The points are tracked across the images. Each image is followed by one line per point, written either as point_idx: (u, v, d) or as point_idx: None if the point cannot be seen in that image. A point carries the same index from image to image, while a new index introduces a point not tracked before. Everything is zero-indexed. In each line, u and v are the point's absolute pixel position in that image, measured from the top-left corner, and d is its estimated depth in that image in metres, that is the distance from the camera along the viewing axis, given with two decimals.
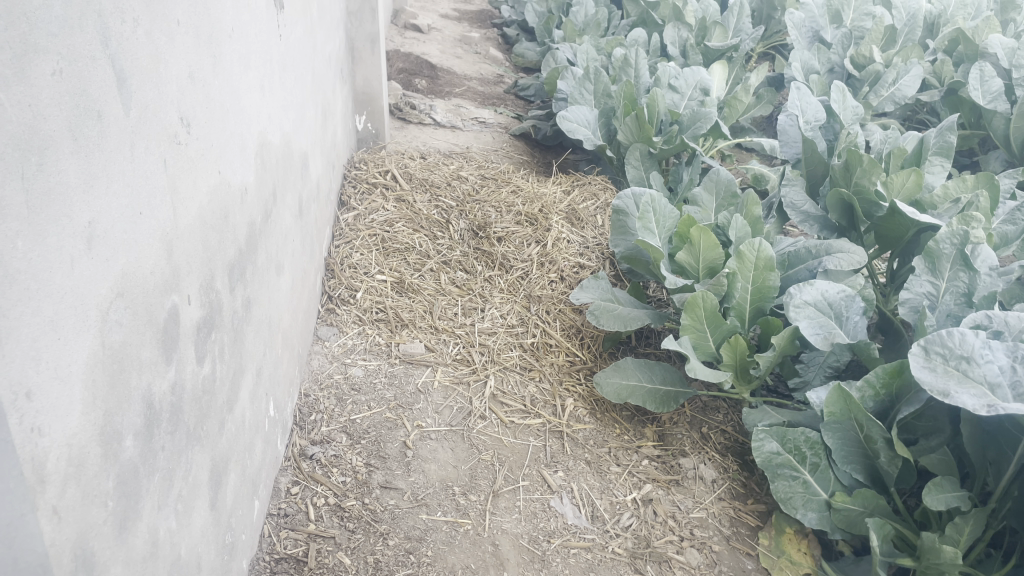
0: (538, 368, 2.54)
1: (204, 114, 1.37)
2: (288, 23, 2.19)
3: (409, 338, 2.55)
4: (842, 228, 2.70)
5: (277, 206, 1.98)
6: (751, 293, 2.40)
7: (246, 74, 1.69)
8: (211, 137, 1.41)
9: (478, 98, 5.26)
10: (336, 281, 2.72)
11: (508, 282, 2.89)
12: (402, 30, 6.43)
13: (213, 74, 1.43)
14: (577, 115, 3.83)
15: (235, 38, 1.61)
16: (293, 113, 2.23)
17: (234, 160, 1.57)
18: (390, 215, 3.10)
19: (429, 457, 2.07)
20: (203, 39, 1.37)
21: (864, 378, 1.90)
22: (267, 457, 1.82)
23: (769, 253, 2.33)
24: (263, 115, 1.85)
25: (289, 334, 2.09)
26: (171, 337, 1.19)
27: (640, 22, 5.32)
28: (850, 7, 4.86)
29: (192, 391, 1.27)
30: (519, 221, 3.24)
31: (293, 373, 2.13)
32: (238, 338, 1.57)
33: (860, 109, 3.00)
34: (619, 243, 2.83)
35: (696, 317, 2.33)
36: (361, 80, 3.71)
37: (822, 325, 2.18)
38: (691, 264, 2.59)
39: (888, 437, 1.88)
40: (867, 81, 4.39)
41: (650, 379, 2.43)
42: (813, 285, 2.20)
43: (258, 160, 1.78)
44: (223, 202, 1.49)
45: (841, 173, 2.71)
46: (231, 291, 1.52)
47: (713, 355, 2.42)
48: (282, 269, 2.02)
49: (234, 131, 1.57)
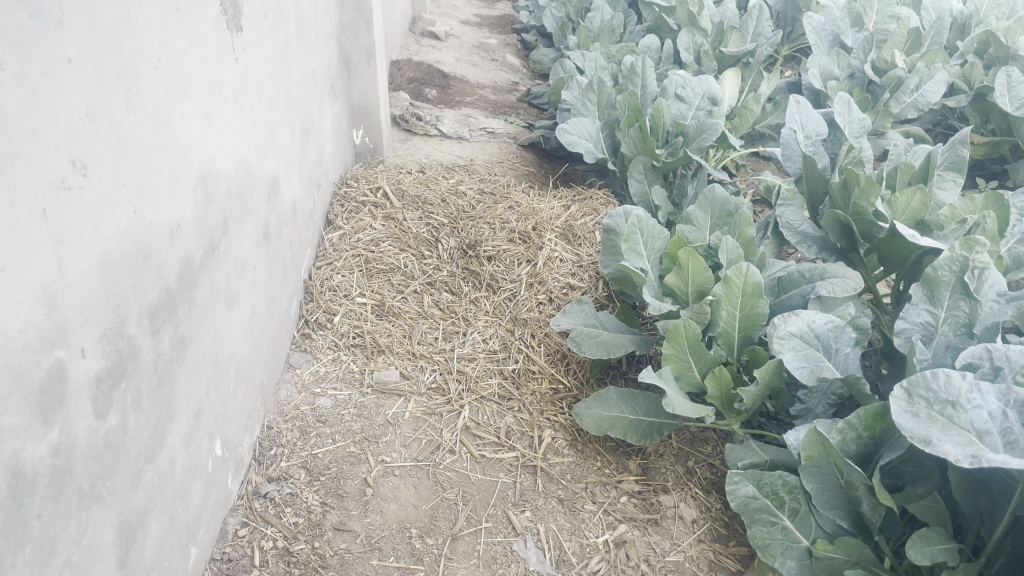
0: (517, 397, 2.44)
1: (111, 153, 1.30)
2: (251, 45, 2.12)
3: (385, 364, 2.47)
4: (841, 249, 2.58)
5: (230, 237, 1.91)
6: (739, 320, 2.27)
7: (183, 105, 1.62)
8: (123, 176, 1.34)
9: (489, 107, 5.17)
10: (314, 304, 2.66)
11: (494, 304, 2.79)
12: (419, 38, 6.37)
13: (128, 109, 1.37)
14: (578, 127, 3.71)
15: (165, 67, 1.54)
16: (257, 137, 2.16)
17: (161, 196, 1.51)
18: (376, 234, 3.03)
19: (390, 496, 2.01)
20: (111, 74, 1.30)
21: (846, 419, 1.77)
22: (210, 499, 1.76)
23: (757, 279, 2.20)
24: (209, 144, 1.78)
25: (247, 366, 2.03)
26: (54, 396, 1.12)
27: (656, 27, 5.19)
28: (872, 10, 4.61)
29: (88, 449, 1.21)
30: (511, 239, 3.14)
31: (252, 407, 2.07)
32: (164, 383, 1.51)
33: (867, 122, 2.83)
34: (609, 264, 2.73)
35: (678, 347, 2.20)
36: (357, 93, 3.64)
37: (808, 358, 2.05)
38: (680, 288, 2.47)
39: (869, 483, 1.73)
40: (888, 87, 4.21)
41: (633, 411, 2.31)
42: (798, 314, 2.08)
43: (200, 192, 1.71)
44: (144, 242, 1.42)
45: (839, 192, 2.54)
46: (153, 334, 1.46)
47: (699, 386, 2.29)
48: (237, 301, 1.96)
49: (160, 166, 1.50)
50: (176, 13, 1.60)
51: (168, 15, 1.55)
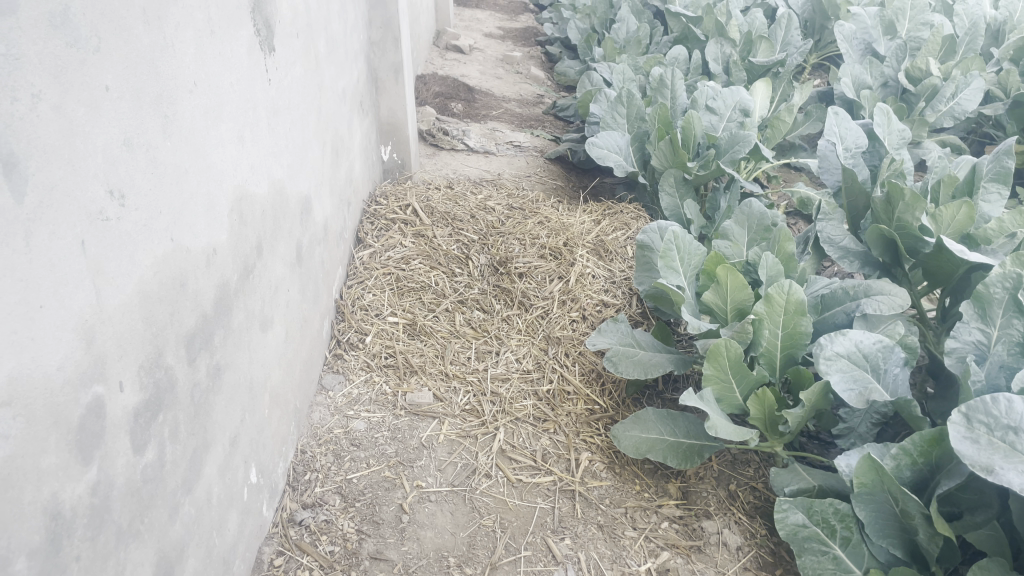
0: (553, 419, 2.39)
1: (148, 181, 1.28)
2: (283, 65, 2.10)
3: (418, 386, 2.43)
4: (885, 264, 2.49)
5: (264, 260, 1.89)
6: (781, 339, 2.21)
7: (217, 128, 1.60)
8: (159, 204, 1.31)
9: (515, 121, 5.15)
10: (345, 324, 2.62)
11: (527, 322, 2.75)
12: (443, 52, 6.37)
13: (164, 135, 1.34)
14: (608, 140, 3.67)
15: (200, 91, 1.51)
16: (290, 158, 2.14)
17: (197, 222, 1.48)
18: (407, 252, 3.00)
19: (427, 523, 1.96)
20: (148, 100, 1.28)
21: (899, 445, 1.71)
22: (246, 528, 1.73)
23: (800, 296, 2.14)
24: (243, 166, 1.76)
25: (281, 391, 2.00)
26: (92, 433, 1.09)
27: (683, 38, 5.14)
28: (905, 18, 4.62)
29: (125, 486, 1.18)
30: (542, 255, 3.10)
31: (286, 431, 2.04)
32: (200, 413, 1.47)
33: (908, 133, 2.77)
34: (643, 281, 2.68)
35: (719, 368, 2.14)
36: (385, 110, 3.62)
37: (856, 380, 1.98)
38: (719, 306, 2.42)
39: (926, 513, 1.67)
40: (923, 96, 4.11)
41: (672, 433, 2.25)
42: (845, 335, 2.00)
43: (235, 216, 1.69)
44: (180, 270, 1.39)
45: (883, 207, 2.46)
46: (189, 363, 1.42)
47: (741, 408, 2.23)
48: (271, 324, 1.93)
49: (196, 191, 1.47)
50: (211, 36, 1.58)
51: (203, 38, 1.53)
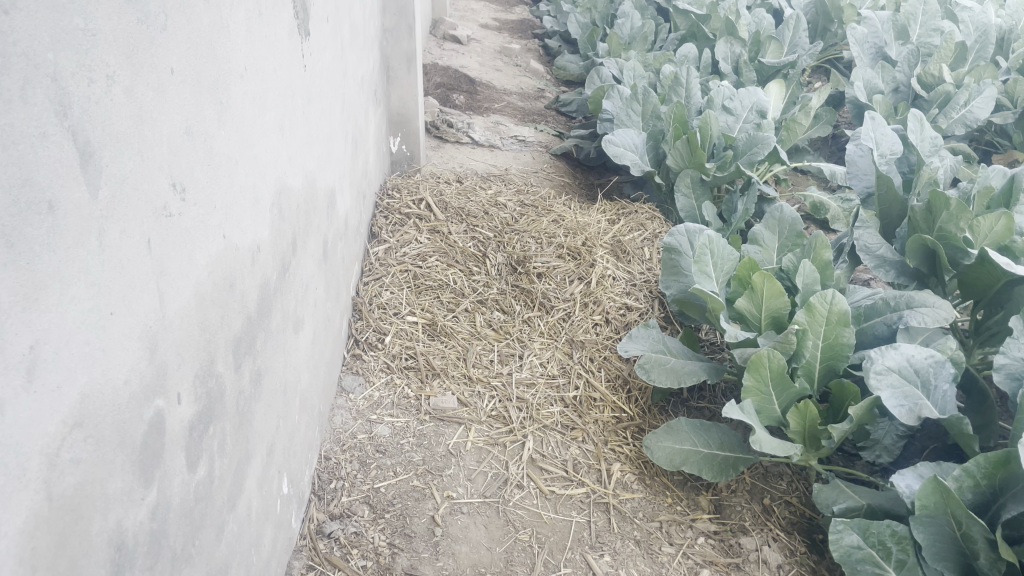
0: (581, 427, 2.31)
1: (205, 173, 1.18)
2: (315, 51, 1.99)
3: (441, 390, 2.33)
4: (921, 274, 2.43)
5: (297, 257, 1.79)
6: (822, 350, 2.15)
7: (262, 117, 1.50)
8: (214, 199, 1.21)
9: (517, 115, 5.05)
10: (364, 323, 2.52)
11: (549, 324, 2.66)
12: (441, 42, 6.25)
13: (219, 123, 1.24)
14: (624, 139, 3.58)
15: (249, 77, 1.41)
16: (319, 149, 2.04)
17: (245, 218, 1.38)
18: (423, 248, 2.90)
19: (460, 537, 1.87)
20: (206, 85, 1.18)
21: (962, 466, 1.66)
22: (279, 542, 1.63)
23: (844, 307, 2.08)
24: (283, 158, 1.66)
25: (309, 395, 1.89)
26: (153, 451, 0.99)
27: (690, 35, 5.08)
28: (917, 22, 4.59)
29: (181, 507, 1.08)
30: (561, 255, 3.01)
31: (312, 435, 1.93)
32: (244, 423, 1.37)
33: (939, 140, 2.71)
34: (671, 285, 2.61)
35: (760, 379, 2.08)
36: (396, 100, 3.51)
37: (906, 396, 1.92)
38: (753, 313, 2.35)
39: (990, 537, 1.61)
40: (935, 102, 4.06)
41: (706, 445, 2.18)
42: (896, 348, 1.95)
43: (275, 211, 1.59)
44: (229, 268, 1.29)
45: (923, 216, 2.42)
46: (236, 370, 1.32)
47: (778, 420, 2.17)
48: (302, 324, 1.83)
49: (245, 184, 1.38)
50: (259, 18, 1.48)
51: (253, 20, 1.43)
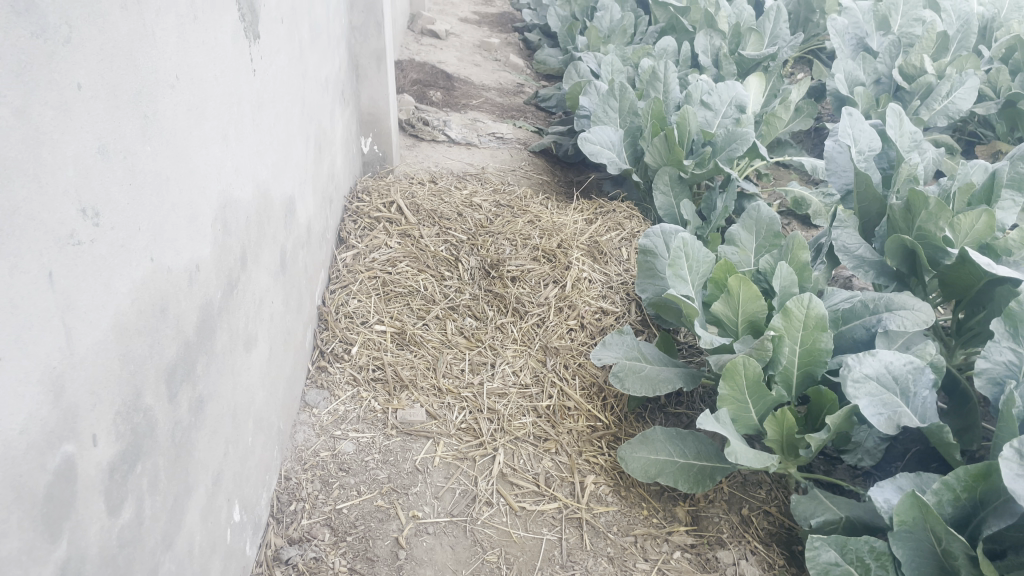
0: (554, 438, 2.24)
1: (127, 194, 1.10)
2: (267, 54, 1.91)
3: (409, 402, 2.26)
4: (901, 274, 2.37)
5: (248, 272, 1.70)
6: (800, 356, 2.09)
7: (201, 128, 1.41)
8: (138, 219, 1.13)
9: (495, 111, 4.97)
10: (329, 334, 2.44)
11: (522, 331, 2.59)
12: (419, 37, 6.15)
13: (144, 138, 1.16)
14: (601, 136, 3.50)
15: (183, 86, 1.33)
16: (274, 156, 1.95)
17: (179, 237, 1.29)
18: (392, 253, 2.82)
19: (425, 560, 1.81)
20: (126, 98, 1.10)
21: (942, 479, 1.60)
22: (230, 573, 1.55)
23: (821, 311, 2.01)
24: (228, 169, 1.57)
25: (264, 415, 1.81)
26: (60, 501, 0.91)
27: (669, 28, 5.00)
28: (899, 12, 4.51)
29: (98, 557, 1.01)
30: (535, 257, 2.93)
31: (270, 456, 1.86)
32: (181, 455, 1.29)
33: (919, 135, 2.65)
34: (647, 288, 2.55)
35: (736, 387, 2.01)
36: (366, 99, 3.42)
37: (885, 403, 1.86)
38: (729, 317, 2.29)
39: (971, 554, 1.55)
40: (918, 93, 4.02)
41: (682, 454, 2.12)
42: (874, 355, 1.89)
43: (218, 225, 1.50)
44: (161, 292, 1.21)
45: (901, 215, 2.35)
46: (170, 401, 1.24)
47: (756, 428, 2.11)
48: (255, 342, 1.75)
49: (178, 201, 1.29)
50: (194, 23, 1.39)
51: (186, 26, 1.34)
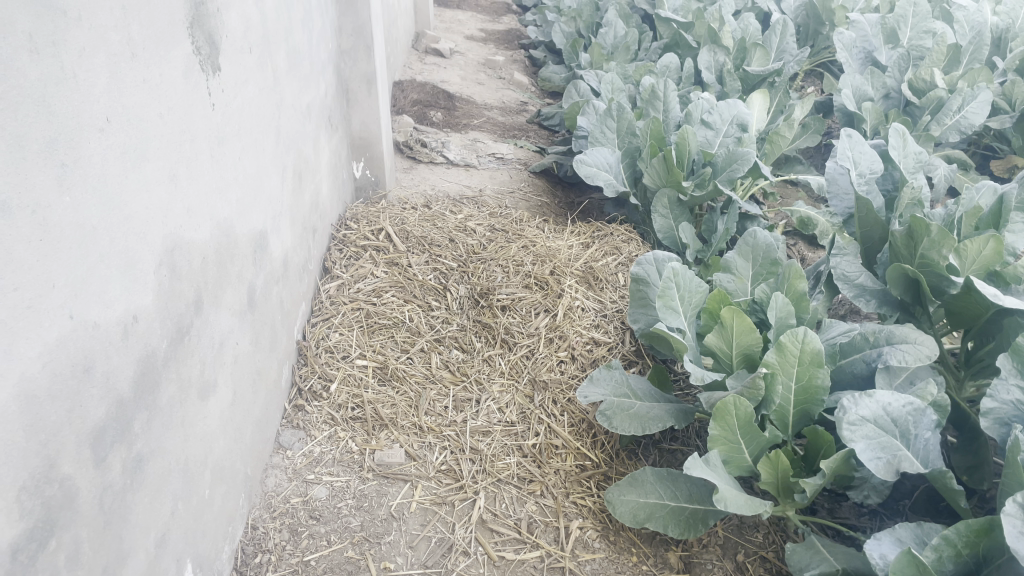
0: (540, 480, 2.14)
1: (37, 250, 1.02)
2: (231, 85, 1.83)
3: (388, 442, 2.17)
4: (905, 303, 2.25)
5: (205, 315, 1.62)
6: (796, 393, 1.97)
7: (141, 170, 1.33)
8: (52, 276, 1.06)
9: (497, 130, 4.90)
10: (308, 369, 2.36)
11: (510, 363, 2.49)
12: (422, 56, 6.10)
13: (61, 189, 1.08)
14: (597, 158, 3.41)
15: (117, 127, 1.25)
16: (239, 191, 1.87)
17: (111, 289, 1.22)
18: (378, 283, 2.74)
19: None
20: (35, 148, 1.02)
21: (942, 533, 1.48)
22: None
23: (817, 346, 1.89)
24: (178, 210, 1.49)
25: (226, 463, 1.74)
26: None
27: (674, 44, 4.91)
28: (907, 24, 4.38)
29: None
30: (527, 285, 2.83)
31: (234, 505, 1.79)
32: (113, 522, 1.21)
33: (924, 155, 2.53)
34: (639, 318, 2.45)
35: (727, 428, 1.90)
36: (357, 123, 3.35)
37: (884, 447, 1.75)
38: (723, 350, 2.18)
39: None
40: (927, 108, 3.88)
41: (673, 497, 2.00)
42: (871, 396, 1.77)
43: (164, 270, 1.42)
44: (85, 351, 1.13)
45: (904, 242, 2.22)
46: (97, 465, 1.17)
47: (750, 470, 1.99)
48: (213, 388, 1.67)
49: (110, 251, 1.21)
50: (133, 60, 1.31)
51: (122, 64, 1.27)
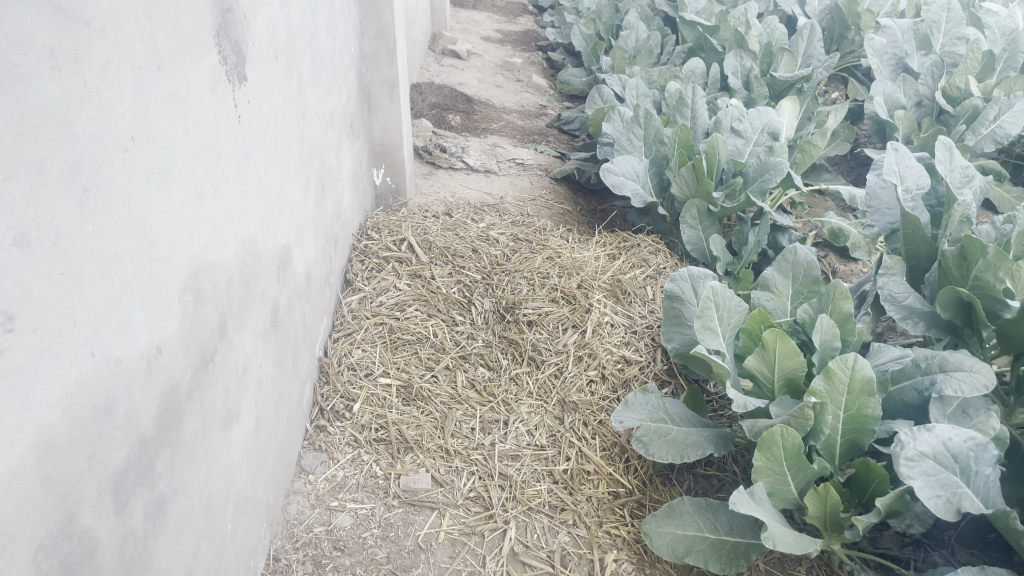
0: (572, 508, 2.05)
1: (56, 285, 0.94)
2: (257, 95, 1.74)
3: (414, 466, 2.09)
4: (954, 326, 2.15)
5: (229, 340, 1.54)
6: (844, 423, 1.87)
7: (167, 190, 1.25)
8: (72, 311, 0.97)
9: (517, 135, 4.81)
10: (330, 389, 2.28)
11: (538, 383, 2.39)
12: (440, 58, 6.02)
13: (84, 216, 0.99)
14: (624, 166, 3.31)
15: (140, 144, 1.15)
16: (264, 207, 1.78)
17: (134, 318, 1.13)
18: (401, 296, 2.66)
19: None
20: (56, 175, 0.93)
21: None
22: None
23: (867, 373, 1.80)
24: (203, 230, 1.40)
25: (249, 493, 1.65)
26: None
27: (698, 48, 4.81)
28: (941, 30, 4.32)
29: None
30: (554, 298, 2.73)
31: (256, 537, 1.71)
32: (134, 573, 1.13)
33: (971, 169, 2.43)
34: (673, 337, 2.35)
35: (773, 459, 1.81)
36: (378, 129, 3.27)
37: (943, 484, 1.65)
38: (765, 373, 2.08)
39: None
40: (963, 117, 3.77)
41: (713, 529, 1.91)
42: (931, 430, 1.68)
43: (189, 296, 1.33)
44: (106, 391, 1.04)
45: (955, 262, 2.12)
46: (118, 514, 1.08)
47: (795, 503, 1.90)
48: (237, 416, 1.58)
49: (133, 279, 1.12)
50: (159, 73, 1.22)
51: (146, 76, 1.17)
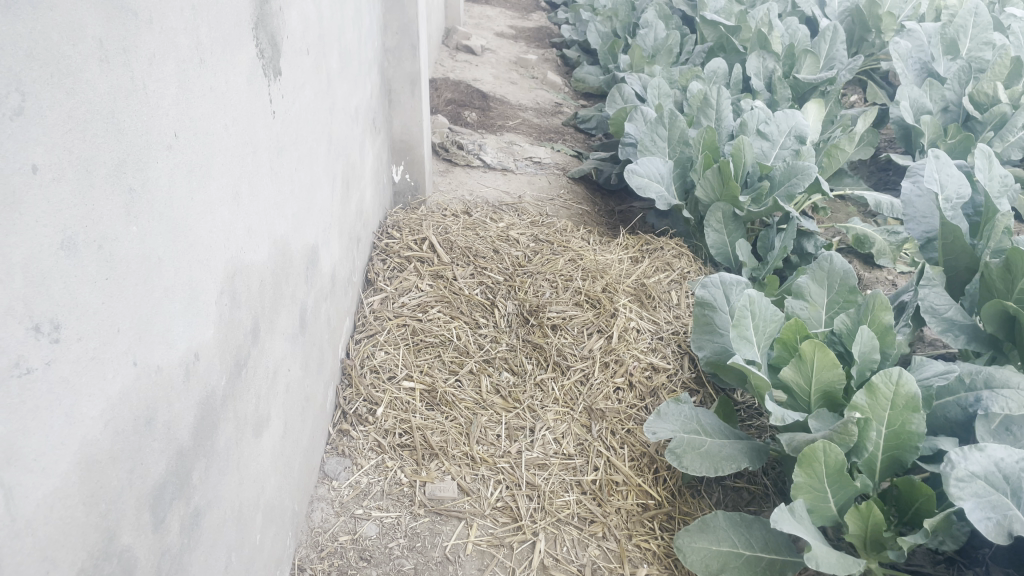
0: (601, 519, 2.00)
1: (101, 291, 0.88)
2: (290, 91, 1.68)
3: (439, 474, 2.03)
4: (995, 341, 2.09)
5: (261, 344, 1.48)
6: (886, 438, 1.82)
7: (207, 189, 1.19)
8: (116, 318, 0.91)
9: (533, 133, 4.75)
10: (353, 392, 2.23)
11: (564, 389, 2.34)
12: (454, 53, 5.95)
13: (128, 217, 0.94)
14: (648, 168, 3.26)
15: (182, 142, 1.09)
16: (295, 206, 1.73)
17: (174, 325, 1.07)
18: (424, 297, 2.61)
19: None
20: (103, 174, 0.88)
21: None
22: None
23: (913, 388, 1.75)
24: (238, 230, 1.35)
25: (277, 501, 1.60)
26: None
27: (718, 48, 4.74)
28: (967, 35, 4.23)
29: None
30: (578, 302, 2.67)
31: (282, 547, 1.65)
32: None
33: (1011, 179, 2.36)
34: (703, 345, 2.29)
35: (813, 475, 1.75)
36: (398, 125, 3.21)
37: (994, 506, 1.60)
38: (800, 384, 2.03)
39: None
40: (990, 123, 3.71)
41: (748, 545, 1.85)
42: (982, 450, 1.63)
43: (226, 299, 1.28)
44: (146, 401, 0.99)
45: (999, 275, 2.07)
46: (156, 532, 1.02)
47: (834, 520, 1.84)
48: (267, 423, 1.53)
49: (174, 283, 1.07)
50: (201, 66, 1.16)
51: (190, 69, 1.12)
